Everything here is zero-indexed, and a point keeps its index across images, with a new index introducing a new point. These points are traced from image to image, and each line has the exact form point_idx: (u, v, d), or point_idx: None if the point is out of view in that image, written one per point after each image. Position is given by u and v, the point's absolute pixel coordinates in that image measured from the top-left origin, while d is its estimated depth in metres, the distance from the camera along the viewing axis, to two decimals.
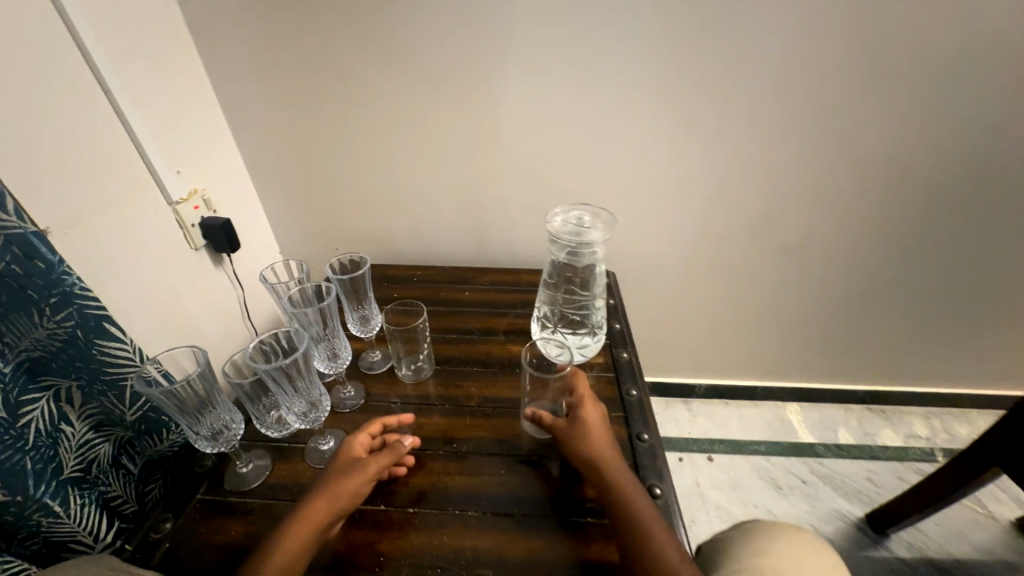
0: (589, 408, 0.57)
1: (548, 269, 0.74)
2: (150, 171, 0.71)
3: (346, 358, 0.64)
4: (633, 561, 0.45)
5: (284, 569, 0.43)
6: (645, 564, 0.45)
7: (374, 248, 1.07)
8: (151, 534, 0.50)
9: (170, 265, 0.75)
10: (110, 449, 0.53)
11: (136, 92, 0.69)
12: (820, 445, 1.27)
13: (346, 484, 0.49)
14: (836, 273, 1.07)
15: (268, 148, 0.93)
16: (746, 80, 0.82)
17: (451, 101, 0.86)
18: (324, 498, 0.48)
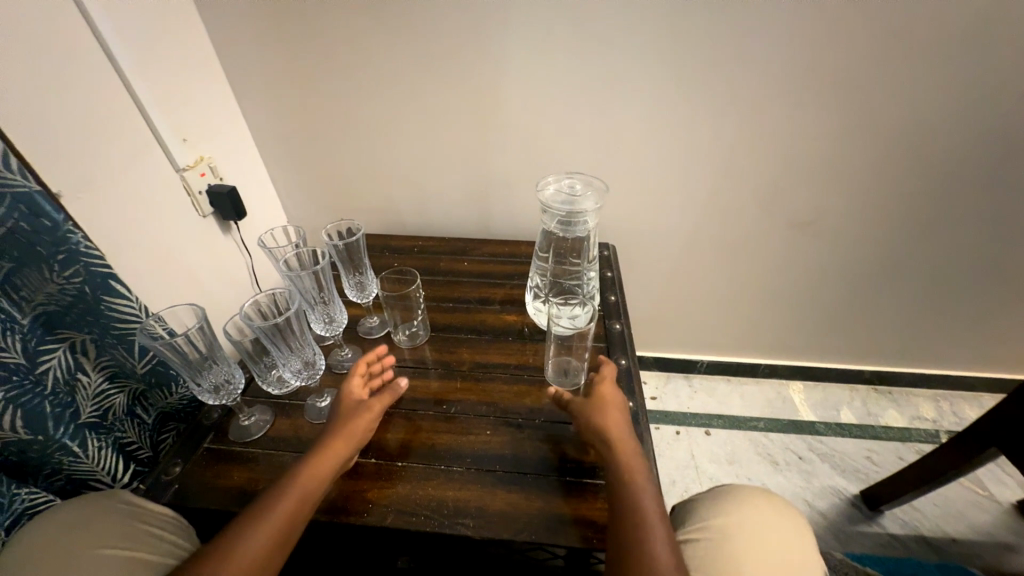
0: (607, 387, 0.58)
1: (541, 240, 0.75)
2: (155, 139, 0.73)
3: (342, 322, 0.66)
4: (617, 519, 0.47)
5: (312, 489, 0.48)
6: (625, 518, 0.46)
7: (377, 218, 1.08)
8: (162, 476, 0.55)
9: (179, 231, 0.78)
10: (125, 399, 0.56)
11: (140, 58, 0.70)
12: (821, 424, 1.26)
13: (359, 422, 0.54)
14: (847, 250, 1.04)
15: (271, 117, 0.93)
16: (760, 43, 0.78)
17: (450, 68, 0.84)
18: (347, 426, 0.53)
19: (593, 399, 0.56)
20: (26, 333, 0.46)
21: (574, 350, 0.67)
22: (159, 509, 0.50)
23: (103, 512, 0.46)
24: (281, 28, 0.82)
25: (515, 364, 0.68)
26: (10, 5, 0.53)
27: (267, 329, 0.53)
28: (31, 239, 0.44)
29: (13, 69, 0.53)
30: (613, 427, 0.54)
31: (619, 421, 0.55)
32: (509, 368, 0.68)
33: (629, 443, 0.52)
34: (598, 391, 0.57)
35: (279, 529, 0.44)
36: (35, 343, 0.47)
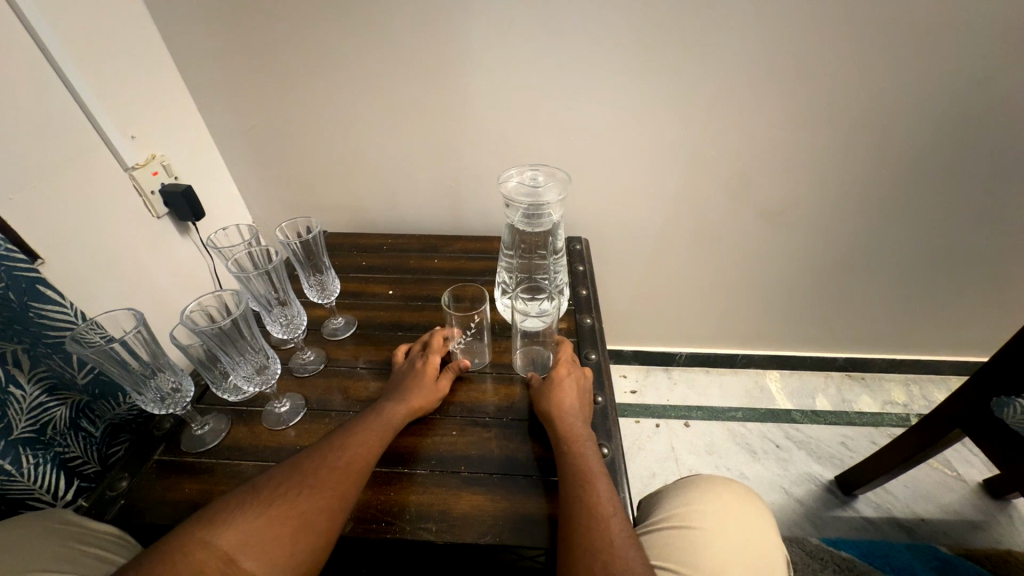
0: (563, 370, 0.59)
1: (507, 236, 0.73)
2: (99, 134, 0.69)
3: (302, 324, 0.64)
4: (564, 499, 0.47)
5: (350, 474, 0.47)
6: (573, 503, 0.46)
7: (346, 216, 1.05)
8: (107, 491, 0.52)
9: (130, 233, 0.74)
10: (67, 412, 0.54)
11: (79, 52, 0.66)
12: (797, 411, 1.28)
13: (424, 397, 0.58)
14: (817, 240, 1.05)
15: (231, 113, 0.90)
16: (725, 33, 0.77)
17: (414, 59, 0.82)
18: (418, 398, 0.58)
19: (550, 393, 0.57)
20: None
21: (543, 339, 0.67)
22: (103, 528, 0.47)
23: (35, 532, 0.43)
24: (233, 19, 0.78)
25: (486, 363, 0.67)
26: None
27: (211, 333, 0.51)
28: None
29: None
30: (566, 420, 0.54)
31: (574, 415, 0.55)
32: (477, 366, 0.66)
33: (582, 438, 0.52)
34: (556, 385, 0.57)
35: (325, 515, 0.44)
36: None
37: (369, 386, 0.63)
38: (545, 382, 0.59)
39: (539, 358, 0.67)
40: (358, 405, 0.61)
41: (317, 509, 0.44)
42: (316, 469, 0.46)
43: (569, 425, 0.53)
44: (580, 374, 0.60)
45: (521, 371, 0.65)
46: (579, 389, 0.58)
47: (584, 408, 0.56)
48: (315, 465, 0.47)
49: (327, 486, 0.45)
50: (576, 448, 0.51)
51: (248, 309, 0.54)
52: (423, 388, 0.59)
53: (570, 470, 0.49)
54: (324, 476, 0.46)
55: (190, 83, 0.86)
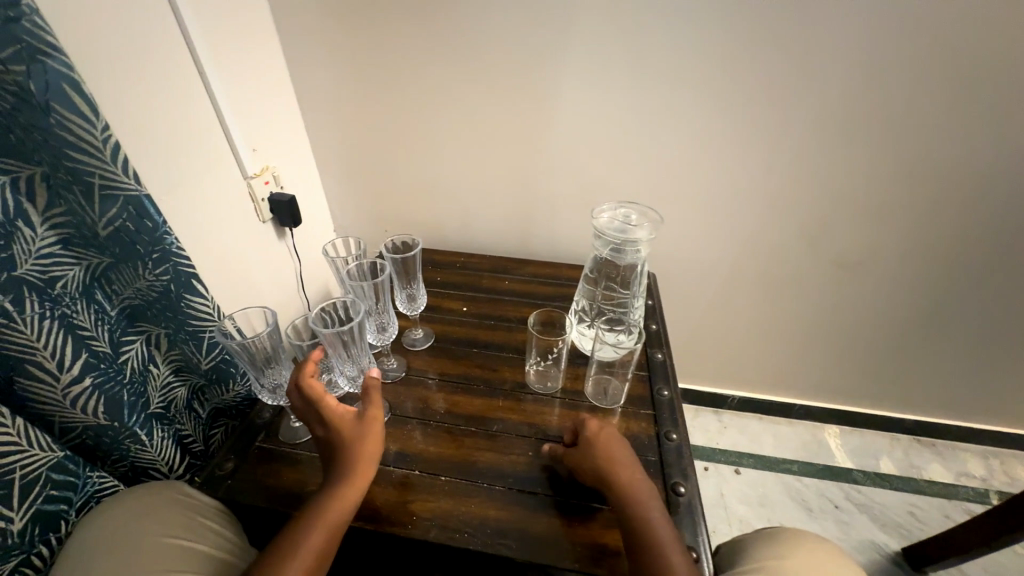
0: (597, 425, 0.57)
1: (590, 264, 0.75)
2: (231, 146, 0.78)
3: (392, 333, 0.69)
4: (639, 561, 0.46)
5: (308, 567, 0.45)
6: (650, 566, 0.45)
7: (420, 233, 1.12)
8: (216, 470, 0.56)
9: (242, 234, 0.82)
10: (185, 393, 0.60)
11: (227, 76, 0.76)
12: (858, 472, 1.21)
13: (360, 454, 0.51)
14: (895, 294, 1.02)
15: (334, 133, 0.99)
16: (814, 85, 0.79)
17: (507, 94, 0.88)
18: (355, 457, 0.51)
19: (592, 452, 0.54)
20: (112, 323, 0.50)
21: (616, 370, 0.69)
22: (210, 502, 0.52)
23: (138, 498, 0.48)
24: (353, 52, 0.88)
25: (557, 388, 0.68)
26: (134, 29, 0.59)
27: (334, 334, 0.56)
28: (134, 238, 0.47)
29: (128, 83, 0.59)
30: (623, 477, 0.52)
31: (630, 471, 0.53)
32: (548, 389, 0.68)
33: (644, 498, 0.50)
34: (595, 444, 0.55)
35: None
36: (119, 333, 0.51)
37: (445, 397, 0.67)
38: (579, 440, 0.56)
39: (612, 390, 0.68)
40: (439, 415, 0.64)
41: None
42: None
43: (627, 482, 0.51)
44: (614, 428, 0.57)
45: (594, 399, 0.67)
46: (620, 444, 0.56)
47: (635, 463, 0.54)
48: (293, 550, 0.45)
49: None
50: (638, 510, 0.49)
51: (366, 317, 0.59)
52: (352, 443, 0.52)
53: (640, 532, 0.48)
54: (304, 562, 0.45)
55: (303, 105, 0.96)
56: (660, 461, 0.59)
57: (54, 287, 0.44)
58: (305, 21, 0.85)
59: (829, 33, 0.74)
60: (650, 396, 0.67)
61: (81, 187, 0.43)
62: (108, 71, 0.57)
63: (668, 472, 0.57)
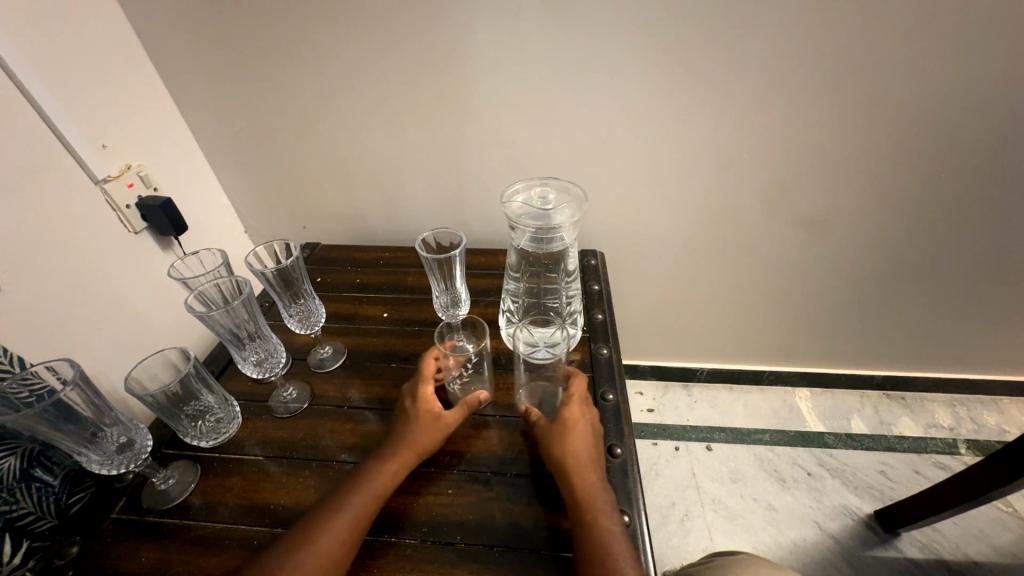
0: (573, 410, 0.52)
1: (512, 258, 0.64)
2: (62, 145, 0.62)
3: (278, 360, 0.59)
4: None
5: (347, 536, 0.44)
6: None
7: (342, 226, 0.98)
8: (56, 560, 0.46)
9: (105, 252, 0.67)
10: (16, 463, 0.48)
11: (39, 56, 0.59)
12: (830, 435, 1.18)
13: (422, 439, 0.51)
14: (860, 252, 0.95)
15: (217, 119, 0.83)
16: (769, 21, 0.66)
17: (411, 55, 0.73)
18: (417, 441, 0.50)
19: (558, 437, 0.50)
20: None
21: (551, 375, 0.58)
22: None
23: None
24: (215, 15, 0.71)
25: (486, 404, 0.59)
26: None
27: (436, 258, 0.59)
28: None
29: None
30: (584, 478, 0.47)
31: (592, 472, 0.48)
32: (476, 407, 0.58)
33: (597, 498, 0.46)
34: (564, 428, 0.51)
35: None
36: None
37: (354, 430, 0.56)
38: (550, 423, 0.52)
39: (547, 399, 0.58)
40: (345, 453, 0.54)
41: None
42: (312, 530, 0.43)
43: (585, 476, 0.47)
44: (593, 415, 0.53)
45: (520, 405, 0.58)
46: (591, 432, 0.51)
47: (599, 458, 0.49)
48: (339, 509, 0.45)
49: (332, 553, 0.42)
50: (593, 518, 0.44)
51: (465, 245, 0.62)
52: (423, 425, 0.51)
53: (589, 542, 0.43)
54: (345, 525, 0.44)
55: (169, 86, 0.79)
56: None
57: None
58: None
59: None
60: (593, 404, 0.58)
61: None
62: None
63: None
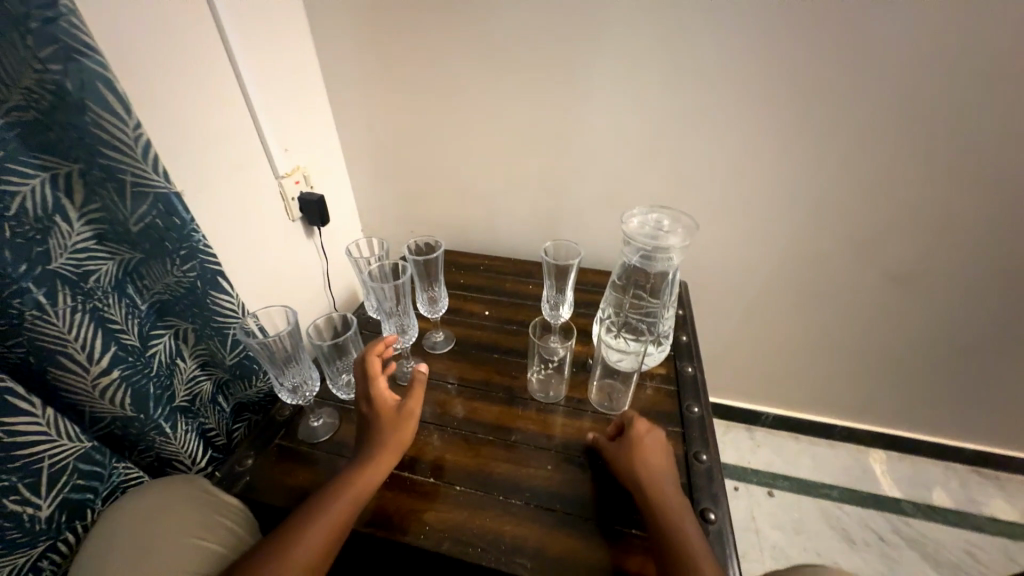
0: (642, 428, 0.56)
1: (618, 270, 0.72)
2: (263, 146, 0.79)
3: (411, 335, 0.70)
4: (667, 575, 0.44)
5: (337, 527, 0.47)
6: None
7: (445, 234, 1.11)
8: (236, 466, 0.57)
9: (273, 232, 0.83)
10: (210, 386, 0.60)
11: (262, 79, 0.77)
12: (908, 503, 1.12)
13: (392, 436, 0.54)
14: (957, 312, 0.93)
15: (363, 135, 0.99)
16: (875, 84, 0.72)
17: (536, 92, 0.85)
18: (388, 438, 0.53)
19: (630, 450, 0.54)
20: (143, 317, 0.51)
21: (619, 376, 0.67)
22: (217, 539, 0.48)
23: (185, 499, 0.50)
24: (384, 54, 0.87)
25: (561, 397, 0.66)
26: (177, 40, 0.61)
27: (556, 264, 0.69)
28: (162, 234, 0.47)
29: (171, 91, 0.61)
30: (657, 485, 0.51)
31: (663, 479, 0.52)
32: (551, 399, 0.66)
33: (673, 504, 0.49)
34: (635, 442, 0.55)
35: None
36: (147, 327, 0.51)
37: (464, 403, 0.65)
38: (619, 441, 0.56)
39: (615, 396, 0.66)
40: (454, 422, 0.63)
41: (329, 547, 0.46)
42: (300, 524, 0.46)
43: (658, 484, 0.51)
44: (662, 434, 0.56)
45: (599, 405, 0.65)
46: (662, 446, 0.55)
47: (671, 469, 0.53)
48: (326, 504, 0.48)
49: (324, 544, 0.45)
50: (672, 522, 0.48)
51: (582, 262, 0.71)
52: (390, 421, 0.54)
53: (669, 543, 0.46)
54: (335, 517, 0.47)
55: (333, 106, 0.96)
56: (687, 483, 0.55)
57: (87, 281, 0.44)
58: (337, 24, 0.86)
59: (900, 21, 0.66)
60: (679, 413, 0.63)
61: (115, 184, 0.43)
62: (135, 59, 0.56)
63: (696, 497, 0.53)
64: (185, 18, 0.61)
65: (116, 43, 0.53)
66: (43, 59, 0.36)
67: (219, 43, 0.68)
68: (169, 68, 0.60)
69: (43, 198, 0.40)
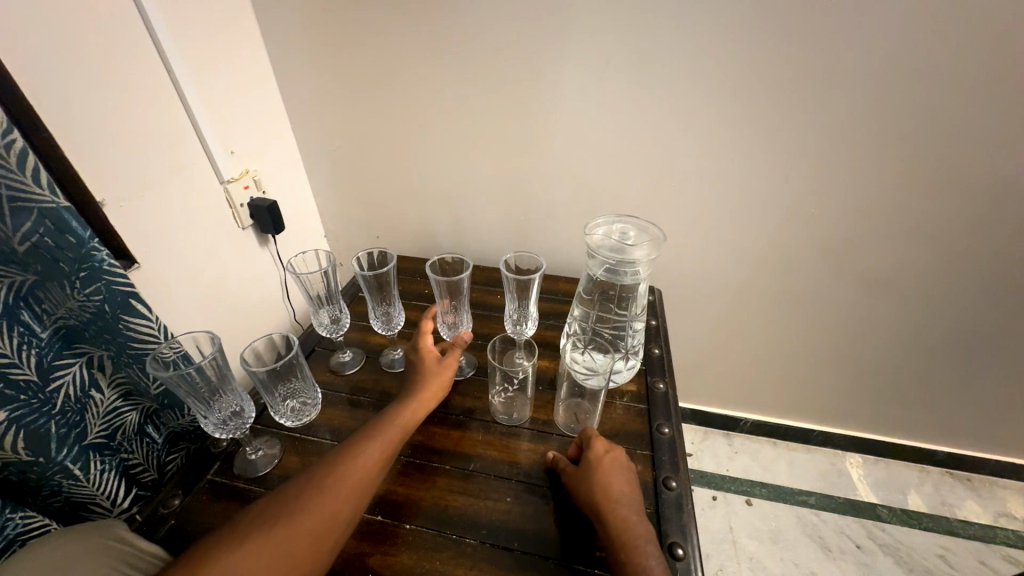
0: (603, 457, 0.52)
1: (584, 283, 0.68)
2: (205, 151, 0.73)
3: (464, 328, 0.70)
4: None
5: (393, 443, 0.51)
6: None
7: (413, 241, 1.05)
8: (161, 508, 0.52)
9: (218, 243, 0.77)
10: (136, 417, 0.55)
11: (200, 78, 0.70)
12: (883, 507, 1.11)
13: (437, 380, 0.58)
14: (930, 318, 0.92)
15: (322, 138, 0.93)
16: (847, 86, 0.69)
17: (502, 93, 0.80)
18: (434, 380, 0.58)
19: (592, 480, 0.50)
20: (44, 347, 0.45)
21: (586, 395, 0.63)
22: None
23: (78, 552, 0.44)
24: (339, 53, 0.82)
25: (524, 419, 0.62)
26: (94, 38, 0.55)
27: (516, 277, 0.64)
28: (55, 254, 0.42)
29: (87, 93, 0.55)
30: (621, 520, 0.47)
31: (629, 512, 0.48)
32: (514, 422, 0.62)
33: (639, 542, 0.45)
34: (598, 470, 0.51)
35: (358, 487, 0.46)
36: (51, 357, 0.45)
37: (420, 428, 0.61)
38: (580, 467, 0.52)
39: (582, 417, 0.62)
40: (407, 449, 0.58)
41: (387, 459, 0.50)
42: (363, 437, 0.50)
43: (624, 519, 0.47)
44: (625, 458, 0.53)
45: (564, 427, 0.61)
46: (625, 474, 0.51)
47: (636, 499, 0.49)
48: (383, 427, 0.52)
49: (382, 457, 0.49)
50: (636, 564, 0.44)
51: (545, 270, 0.66)
52: (435, 370, 0.59)
53: None
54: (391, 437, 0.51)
55: (288, 106, 0.90)
56: (655, 514, 0.51)
57: None
58: (287, 19, 0.80)
59: (879, 19, 0.63)
60: (648, 435, 0.60)
61: None
62: (30, 46, 0.48)
63: (665, 529, 0.50)
64: (102, 12, 0.55)
65: (4, 27, 0.46)
66: None
67: (144, 31, 0.61)
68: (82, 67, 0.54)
69: None
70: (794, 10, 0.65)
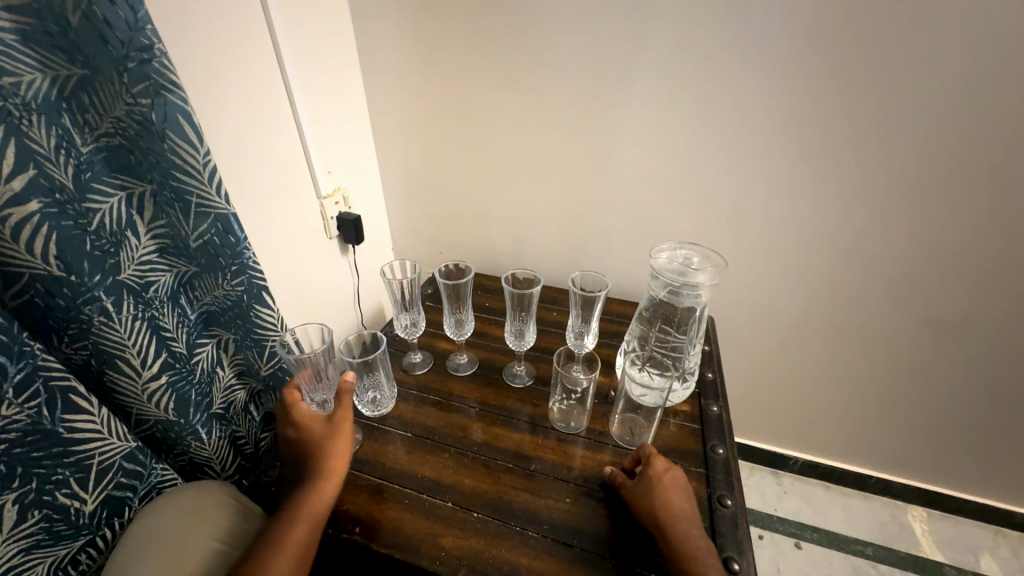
0: (661, 468, 0.55)
1: (645, 304, 0.72)
2: (310, 170, 0.84)
3: (529, 340, 0.75)
4: None
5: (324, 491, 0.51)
6: None
7: (474, 258, 1.13)
8: (263, 476, 0.59)
9: (310, 250, 0.87)
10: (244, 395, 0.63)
11: (313, 109, 0.82)
12: (950, 567, 1.04)
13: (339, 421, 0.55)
14: (1004, 364, 0.88)
15: (402, 162, 1.04)
16: (911, 129, 0.71)
17: (569, 127, 0.88)
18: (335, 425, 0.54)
19: (650, 489, 0.53)
20: (191, 326, 0.54)
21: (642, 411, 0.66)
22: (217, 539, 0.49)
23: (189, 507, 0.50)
24: (427, 89, 0.93)
25: (582, 428, 0.66)
26: (245, 78, 0.67)
27: (582, 294, 0.69)
28: (218, 251, 0.51)
29: (234, 121, 0.66)
30: (679, 529, 0.49)
31: (685, 522, 0.50)
32: (572, 429, 0.65)
33: (697, 551, 0.47)
34: (655, 481, 0.53)
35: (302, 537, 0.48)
36: (194, 336, 0.54)
37: (484, 428, 0.66)
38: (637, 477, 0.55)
39: (637, 431, 0.65)
40: (473, 446, 0.63)
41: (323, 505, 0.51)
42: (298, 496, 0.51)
43: (681, 529, 0.49)
44: (682, 472, 0.55)
45: (620, 439, 0.64)
46: (682, 487, 0.54)
47: (692, 512, 0.52)
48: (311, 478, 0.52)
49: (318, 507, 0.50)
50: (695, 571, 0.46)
51: (608, 290, 0.71)
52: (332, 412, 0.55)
53: None
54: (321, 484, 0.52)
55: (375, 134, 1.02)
56: (711, 528, 0.53)
57: (148, 290, 0.48)
58: (385, 61, 0.92)
59: (944, 67, 0.66)
60: (703, 454, 0.62)
61: (181, 205, 0.47)
62: (203, 86, 0.61)
63: (721, 544, 0.51)
64: (252, 58, 0.68)
65: (189, 73, 0.58)
66: (135, 92, 0.41)
67: (279, 73, 0.73)
68: (233, 101, 0.66)
69: (119, 215, 0.44)
70: (857, 58, 0.68)
